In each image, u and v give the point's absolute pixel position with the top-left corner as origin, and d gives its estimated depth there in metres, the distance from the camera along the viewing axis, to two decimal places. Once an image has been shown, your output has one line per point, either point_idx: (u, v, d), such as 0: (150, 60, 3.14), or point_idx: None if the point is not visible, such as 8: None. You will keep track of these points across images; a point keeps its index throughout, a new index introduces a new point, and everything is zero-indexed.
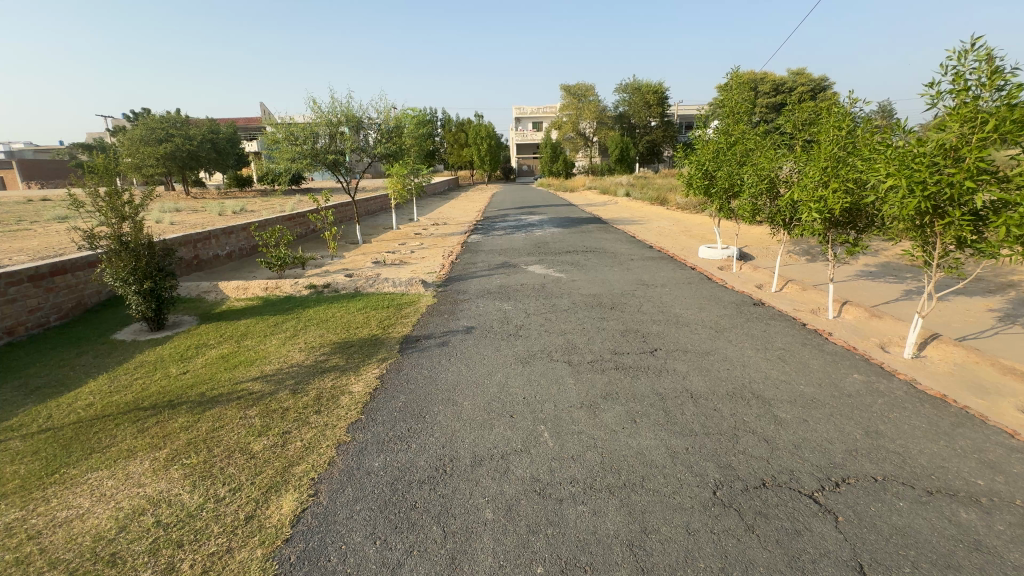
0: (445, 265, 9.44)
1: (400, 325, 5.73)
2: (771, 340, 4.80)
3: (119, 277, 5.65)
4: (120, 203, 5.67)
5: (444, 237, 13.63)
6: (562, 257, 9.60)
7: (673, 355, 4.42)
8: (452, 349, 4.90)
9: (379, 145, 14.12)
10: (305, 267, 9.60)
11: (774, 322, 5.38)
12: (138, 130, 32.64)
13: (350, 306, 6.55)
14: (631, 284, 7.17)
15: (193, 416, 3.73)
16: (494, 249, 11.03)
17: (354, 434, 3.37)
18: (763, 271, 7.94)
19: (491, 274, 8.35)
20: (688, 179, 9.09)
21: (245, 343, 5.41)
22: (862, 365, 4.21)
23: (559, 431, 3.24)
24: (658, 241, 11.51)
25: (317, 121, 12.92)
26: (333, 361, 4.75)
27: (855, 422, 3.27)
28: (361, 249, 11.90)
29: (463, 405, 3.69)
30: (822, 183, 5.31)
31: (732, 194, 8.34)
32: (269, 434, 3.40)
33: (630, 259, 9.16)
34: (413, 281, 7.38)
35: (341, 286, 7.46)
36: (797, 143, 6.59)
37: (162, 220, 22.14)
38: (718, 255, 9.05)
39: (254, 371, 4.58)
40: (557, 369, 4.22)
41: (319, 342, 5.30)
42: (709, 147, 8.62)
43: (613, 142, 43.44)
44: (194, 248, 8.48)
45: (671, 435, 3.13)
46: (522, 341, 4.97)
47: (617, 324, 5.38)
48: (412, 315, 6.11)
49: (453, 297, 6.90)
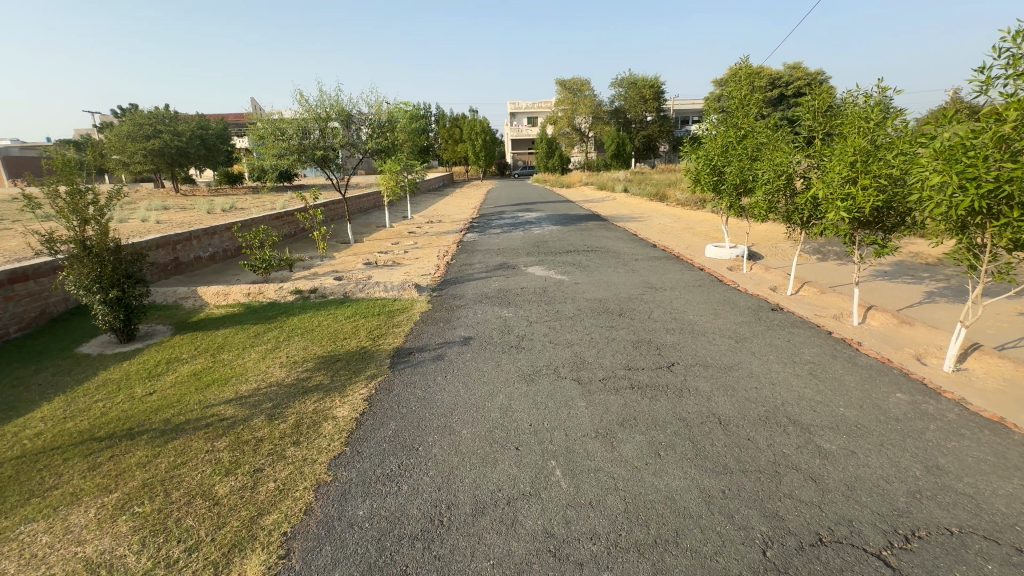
0: (439, 266, 8.96)
1: (392, 335, 5.28)
2: (797, 352, 4.39)
3: (83, 285, 5.16)
4: (83, 204, 5.19)
5: (438, 236, 13.12)
6: (562, 258, 9.15)
7: (693, 371, 4.00)
8: (448, 365, 4.45)
9: (370, 140, 13.54)
10: (292, 269, 9.10)
11: (797, 331, 4.97)
12: (126, 127, 31.94)
13: (338, 314, 6.09)
14: (638, 287, 6.75)
15: (153, 450, 3.26)
16: (491, 249, 10.57)
17: (336, 473, 2.93)
18: (776, 272, 7.52)
19: (489, 276, 7.89)
20: (695, 174, 8.67)
21: (222, 357, 4.94)
22: (904, 382, 3.80)
23: (573, 468, 2.81)
24: (661, 240, 11.08)
25: (305, 116, 12.40)
26: (317, 379, 4.28)
27: (911, 455, 2.86)
28: (352, 249, 11.40)
29: (462, 434, 3.25)
30: (850, 180, 4.90)
31: (743, 190, 7.93)
32: (237, 473, 2.94)
33: (635, 259, 8.72)
34: (406, 285, 6.92)
35: (329, 291, 6.98)
36: (816, 136, 6.18)
37: (149, 219, 21.51)
38: (726, 255, 8.64)
39: (228, 392, 4.11)
40: (565, 389, 3.79)
41: (302, 356, 4.84)
42: (717, 141, 8.20)
43: (609, 137, 42.96)
44: (173, 249, 8.04)
45: (703, 473, 2.71)
46: (525, 355, 4.53)
47: (627, 334, 4.95)
48: (405, 324, 5.65)
49: (449, 303, 6.44)
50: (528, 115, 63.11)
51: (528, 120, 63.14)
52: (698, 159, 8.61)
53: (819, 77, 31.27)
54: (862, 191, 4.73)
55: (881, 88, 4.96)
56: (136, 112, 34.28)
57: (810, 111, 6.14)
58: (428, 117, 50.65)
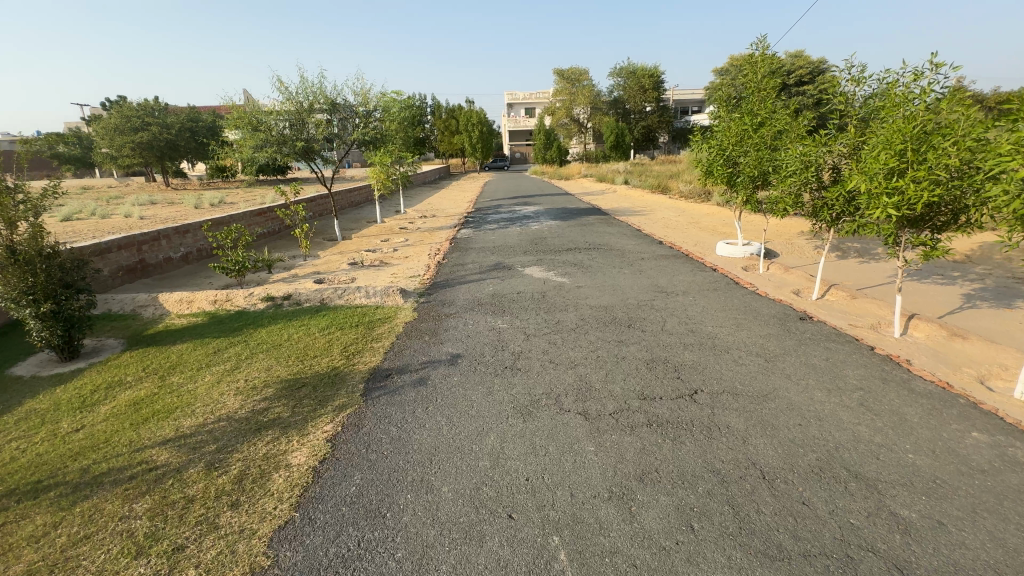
0: (430, 267, 8.29)
1: (369, 353, 4.62)
2: (840, 375, 3.74)
3: (11, 297, 4.50)
4: (9, 204, 4.51)
5: (432, 232, 12.43)
6: (562, 257, 8.48)
7: (721, 403, 3.35)
8: (432, 391, 3.79)
9: (356, 131, 12.73)
10: (270, 271, 8.42)
11: (834, 346, 4.32)
12: (112, 119, 31.10)
13: (311, 325, 5.41)
14: (647, 292, 6.11)
15: (54, 516, 2.60)
16: (487, 247, 9.89)
17: (278, 553, 2.28)
18: (796, 273, 6.86)
19: (482, 279, 7.22)
20: (707, 165, 7.99)
21: (171, 381, 4.27)
22: (976, 416, 3.15)
23: (582, 550, 2.17)
24: (667, 235, 10.43)
25: (285, 105, 11.63)
26: (275, 411, 3.61)
27: (1018, 529, 2.21)
28: (338, 247, 10.70)
29: (442, 496, 2.59)
30: (898, 172, 4.25)
31: (761, 182, 7.25)
32: (151, 555, 2.29)
33: (641, 259, 8.05)
34: (389, 290, 6.25)
35: (305, 297, 6.29)
36: (848, 122, 5.50)
37: (134, 214, 20.82)
38: (739, 253, 7.99)
39: (167, 430, 3.44)
40: (569, 428, 3.13)
41: (263, 379, 4.17)
42: (731, 129, 7.51)
43: (608, 128, 42.07)
44: (137, 250, 7.51)
45: (754, 560, 2.06)
46: (521, 379, 3.86)
47: (639, 351, 4.29)
48: (385, 338, 4.98)
49: (437, 311, 5.78)
50: (526, 105, 61.95)
51: (525, 110, 62.06)
52: (710, 150, 7.92)
53: (824, 65, 30.36)
54: (914, 184, 4.10)
55: (934, 64, 4.31)
56: (125, 105, 33.43)
57: (841, 94, 5.48)
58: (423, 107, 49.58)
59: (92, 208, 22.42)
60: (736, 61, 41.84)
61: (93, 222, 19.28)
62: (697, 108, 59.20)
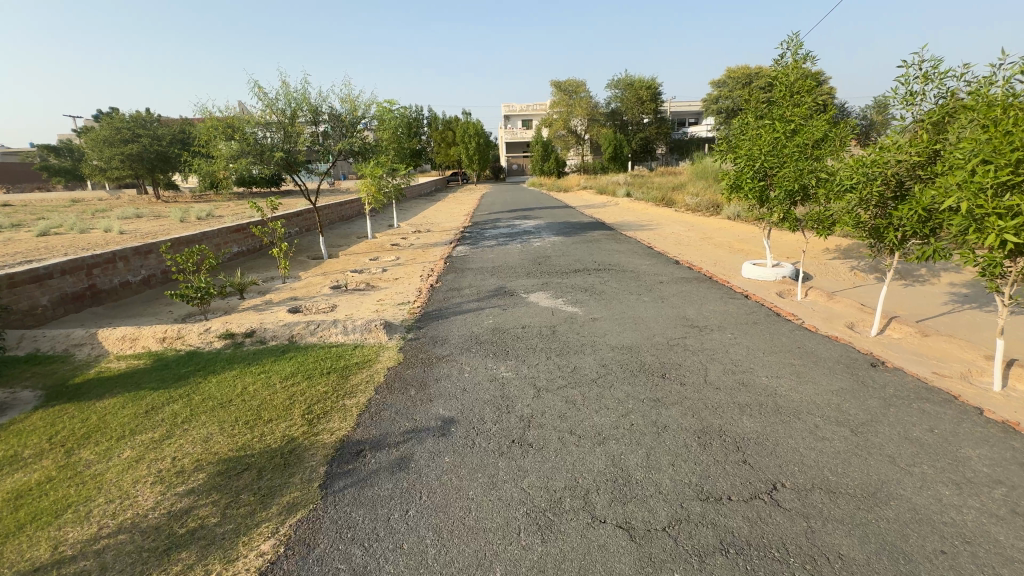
0: (421, 293, 7.33)
1: (338, 416, 3.65)
2: (961, 458, 2.80)
3: None
4: None
5: (426, 250, 11.48)
6: (570, 280, 7.56)
7: (819, 509, 2.40)
8: (416, 480, 2.83)
9: (341, 141, 11.79)
10: (240, 297, 7.46)
11: (931, 407, 3.39)
12: (103, 131, 30.40)
13: (272, 372, 4.42)
14: (675, 326, 5.19)
15: None
16: (486, 267, 8.96)
17: None
18: (843, 301, 5.96)
19: (481, 308, 6.28)
20: (735, 178, 7.10)
21: (77, 459, 3.27)
22: None
23: None
24: (683, 253, 9.54)
25: (264, 112, 10.66)
26: (197, 516, 2.62)
27: None
28: (322, 267, 9.74)
29: None
30: (1014, 186, 3.37)
31: (800, 197, 6.39)
32: None
33: (660, 282, 7.14)
34: (371, 325, 5.29)
35: (271, 332, 5.32)
36: (919, 126, 4.61)
37: (115, 227, 19.85)
38: (769, 276, 7.10)
39: (40, 549, 2.44)
40: (609, 557, 2.17)
41: (195, 459, 3.19)
42: (762, 137, 6.63)
43: (607, 140, 41.60)
44: (83, 274, 6.64)
45: None
46: (534, 462, 2.90)
47: (684, 415, 3.34)
48: (360, 393, 4.01)
49: (427, 352, 4.80)
50: (523, 117, 61.42)
51: (522, 123, 61.64)
52: (738, 160, 7.04)
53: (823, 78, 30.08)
54: None
55: None
56: (114, 116, 32.72)
57: (908, 94, 4.65)
58: (419, 118, 49.05)
59: (72, 222, 21.49)
60: (735, 73, 41.50)
61: (72, 237, 18.33)
62: (695, 121, 59.13)
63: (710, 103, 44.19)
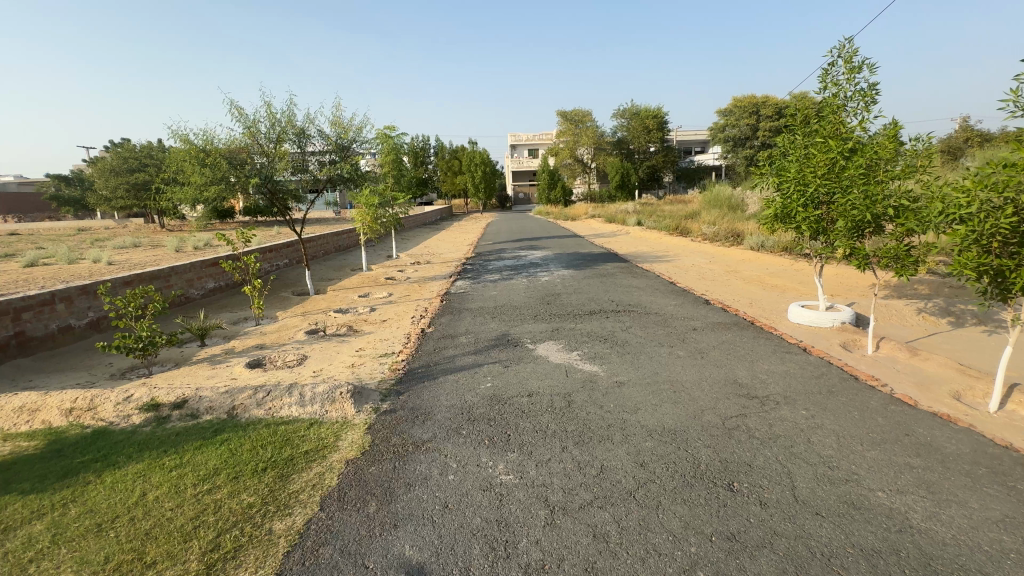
0: (408, 341, 6.17)
1: (254, 557, 2.44)
2: None
3: None
4: None
5: (421, 285, 10.38)
6: (584, 325, 6.40)
7: None
8: None
9: (330, 167, 10.87)
10: (197, 346, 6.36)
11: None
12: (110, 161, 30.34)
13: (189, 469, 3.25)
14: (728, 397, 3.99)
15: None
16: (487, 308, 7.82)
17: None
18: (932, 359, 4.74)
19: (477, 364, 5.13)
20: (781, 206, 5.95)
21: None
22: None
23: None
24: (712, 291, 8.37)
25: (246, 135, 9.76)
26: None
27: None
28: (304, 306, 8.64)
29: None
30: None
31: (867, 229, 5.24)
32: None
33: (692, 329, 5.97)
34: (334, 394, 4.13)
35: (209, 401, 4.17)
36: None
37: (105, 257, 18.91)
38: (824, 322, 5.91)
39: None
40: None
41: None
42: (814, 157, 5.54)
43: (613, 168, 40.92)
44: (8, 319, 5.59)
45: None
46: None
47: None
48: (298, 509, 2.82)
49: (401, 435, 3.62)
50: (530, 147, 61.54)
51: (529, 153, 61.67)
52: (783, 184, 5.95)
53: None
54: None
55: None
56: (123, 145, 32.72)
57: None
58: (427, 148, 48.98)
59: (65, 251, 20.82)
60: (742, 101, 40.94)
61: (60, 268, 17.50)
62: (701, 150, 58.88)
63: (716, 131, 43.58)
